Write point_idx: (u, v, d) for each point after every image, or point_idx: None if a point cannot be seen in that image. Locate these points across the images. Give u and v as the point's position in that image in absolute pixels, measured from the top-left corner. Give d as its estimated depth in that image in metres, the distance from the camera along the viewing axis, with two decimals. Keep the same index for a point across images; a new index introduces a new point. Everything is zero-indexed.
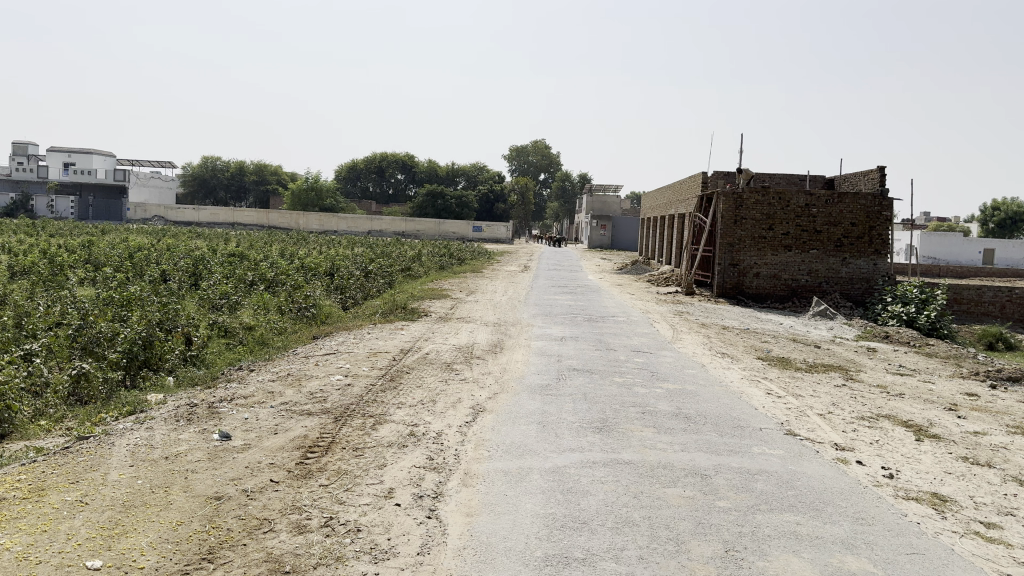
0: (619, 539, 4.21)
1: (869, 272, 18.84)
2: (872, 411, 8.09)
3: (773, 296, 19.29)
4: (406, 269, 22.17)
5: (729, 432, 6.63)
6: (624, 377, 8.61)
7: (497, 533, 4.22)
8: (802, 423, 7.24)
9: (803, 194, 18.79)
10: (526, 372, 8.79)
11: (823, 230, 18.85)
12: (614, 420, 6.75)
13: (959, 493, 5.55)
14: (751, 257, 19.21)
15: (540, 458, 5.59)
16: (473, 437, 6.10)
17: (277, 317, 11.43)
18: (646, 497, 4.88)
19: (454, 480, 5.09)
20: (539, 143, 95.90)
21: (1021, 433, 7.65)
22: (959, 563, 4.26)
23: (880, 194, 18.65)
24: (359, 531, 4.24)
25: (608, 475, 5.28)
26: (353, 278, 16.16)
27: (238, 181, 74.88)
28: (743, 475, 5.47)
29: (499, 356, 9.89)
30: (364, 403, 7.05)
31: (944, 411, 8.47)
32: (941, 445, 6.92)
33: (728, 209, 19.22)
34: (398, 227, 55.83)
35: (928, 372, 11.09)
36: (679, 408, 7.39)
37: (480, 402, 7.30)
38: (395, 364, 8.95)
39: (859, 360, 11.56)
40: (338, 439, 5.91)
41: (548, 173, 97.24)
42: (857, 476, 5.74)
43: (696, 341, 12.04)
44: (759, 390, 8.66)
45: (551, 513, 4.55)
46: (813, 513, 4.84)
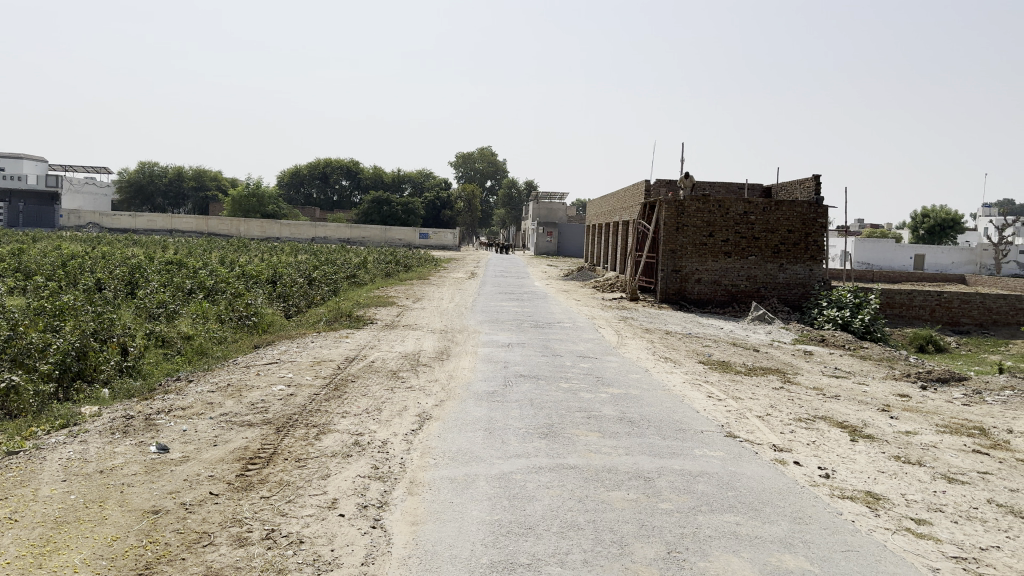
0: (564, 543, 4.23)
1: (805, 277, 19.34)
2: (808, 413, 8.31)
3: (714, 301, 19.62)
4: (351, 276, 21.96)
5: (672, 435, 6.75)
6: (570, 383, 8.66)
7: (442, 541, 4.21)
8: (742, 425, 7.40)
9: (742, 201, 19.21)
10: (472, 379, 8.79)
11: (761, 236, 19.30)
12: (560, 425, 6.80)
13: (892, 491, 5.74)
14: (692, 264, 19.53)
15: (485, 465, 5.59)
16: (419, 445, 6.07)
17: (217, 325, 11.20)
18: (591, 501, 4.92)
19: (399, 488, 5.05)
20: (485, 150, 96.03)
21: (949, 432, 7.95)
22: (891, 558, 4.41)
23: (815, 202, 19.24)
24: (302, 542, 4.18)
25: (554, 480, 5.31)
26: (296, 286, 15.94)
27: (176, 187, 73.29)
28: (685, 477, 5.57)
29: (446, 363, 9.87)
30: (308, 413, 6.94)
31: (877, 412, 8.74)
32: (875, 445, 7.14)
33: (670, 217, 19.54)
34: (343, 234, 55.24)
35: (862, 374, 11.43)
36: (623, 412, 7.47)
37: (426, 409, 7.27)
38: (339, 373, 8.85)
39: (797, 363, 11.86)
40: (280, 450, 5.81)
41: (495, 180, 97.42)
42: (794, 476, 5.89)
43: (640, 346, 12.19)
44: (701, 393, 8.82)
45: (497, 519, 4.55)
46: (752, 513, 4.94)
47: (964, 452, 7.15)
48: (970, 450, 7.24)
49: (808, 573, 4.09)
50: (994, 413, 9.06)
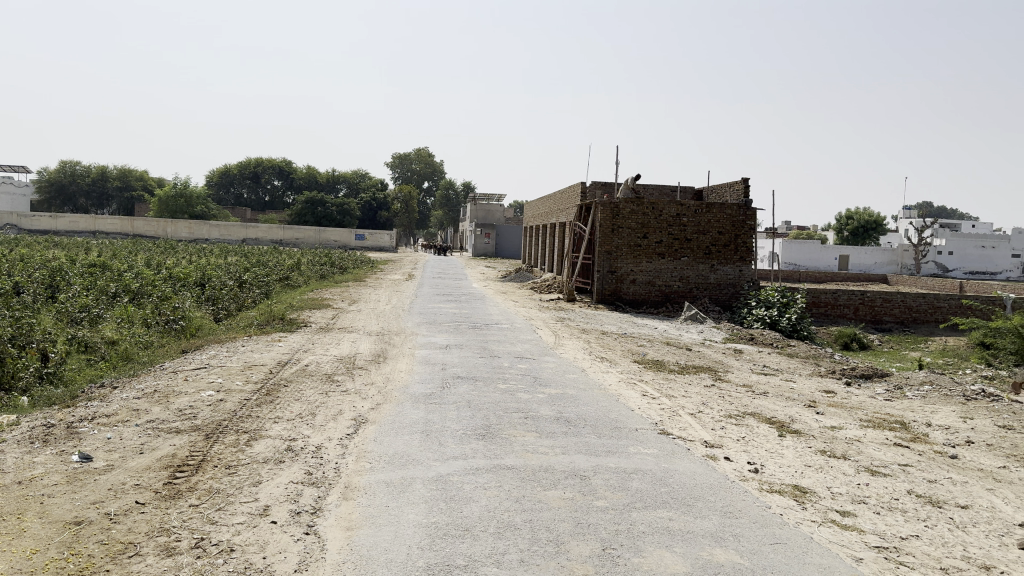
0: (501, 544, 4.24)
1: (735, 278, 19.82)
2: (738, 410, 8.52)
3: (648, 302, 19.94)
4: (284, 278, 21.57)
5: (608, 433, 6.83)
6: (508, 384, 8.68)
7: (377, 545, 4.17)
8: (675, 422, 7.54)
9: (675, 203, 19.57)
10: (409, 381, 8.74)
11: (693, 238, 19.70)
12: (497, 426, 6.82)
13: (818, 485, 5.93)
14: (627, 265, 19.80)
15: (422, 467, 5.57)
16: (355, 449, 6.00)
17: (143, 330, 10.86)
18: (528, 501, 4.94)
19: (334, 494, 4.99)
20: (422, 151, 95.60)
21: (872, 426, 8.25)
22: (817, 550, 4.55)
23: (744, 205, 19.72)
24: (233, 550, 4.09)
25: (491, 481, 5.31)
26: (226, 289, 15.58)
27: (100, 187, 70.86)
28: (619, 475, 5.64)
29: (382, 365, 9.79)
30: (238, 419, 6.79)
31: (803, 407, 9.02)
32: (802, 440, 7.35)
33: (605, 218, 19.76)
34: (275, 235, 54.23)
35: (790, 371, 11.78)
36: (560, 412, 7.53)
37: (362, 413, 7.19)
38: (271, 378, 8.68)
39: (728, 362, 12.14)
40: (209, 457, 5.67)
41: (432, 182, 97.04)
42: (725, 471, 6.03)
43: (577, 346, 12.31)
44: (636, 392, 8.95)
45: (434, 521, 4.53)
46: (685, 508, 5.04)
47: (885, 445, 7.43)
48: (891, 443, 7.53)
49: (739, 566, 4.18)
50: (913, 408, 9.45)
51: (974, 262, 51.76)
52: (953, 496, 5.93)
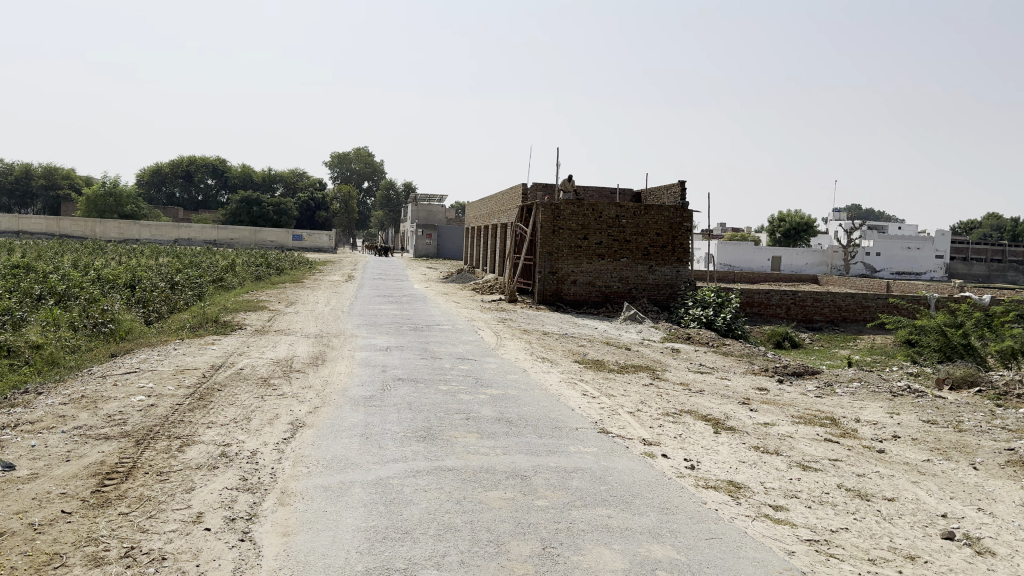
0: (441, 546, 4.23)
1: (672, 278, 20.17)
2: (675, 408, 8.67)
3: (589, 302, 20.12)
4: (218, 280, 21.06)
5: (548, 433, 6.87)
6: (448, 385, 8.65)
7: (315, 550, 4.12)
8: (614, 421, 7.62)
9: (614, 205, 19.80)
10: (349, 384, 8.63)
11: (631, 239, 19.97)
12: (438, 427, 6.79)
13: (751, 480, 6.08)
14: (568, 265, 19.93)
15: (362, 471, 5.51)
16: (292, 454, 5.91)
17: (69, 333, 10.48)
18: (468, 502, 4.94)
19: (270, 499, 4.90)
20: (362, 151, 94.71)
21: (803, 422, 8.50)
22: (750, 544, 4.66)
23: (681, 207, 20.08)
24: (164, 559, 3.99)
25: (431, 483, 5.29)
26: (157, 291, 15.13)
27: (24, 186, 68.23)
28: (560, 474, 5.68)
29: (321, 368, 9.65)
30: (170, 425, 6.61)
31: (738, 405, 9.22)
32: (737, 436, 7.53)
33: (546, 220, 19.86)
34: (209, 235, 53.02)
35: (725, 369, 12.05)
36: (501, 412, 7.55)
37: (299, 417, 7.08)
38: (204, 382, 8.46)
39: (666, 361, 12.34)
40: (140, 464, 5.51)
41: (372, 182, 96.22)
42: (663, 468, 6.13)
43: (518, 347, 12.34)
44: (576, 392, 9.01)
45: (373, 525, 4.49)
46: (624, 505, 5.11)
47: (816, 441, 7.65)
48: (822, 438, 7.76)
49: (675, 562, 4.26)
50: (843, 404, 9.76)
51: (899, 262, 53.78)
52: (880, 489, 6.15)
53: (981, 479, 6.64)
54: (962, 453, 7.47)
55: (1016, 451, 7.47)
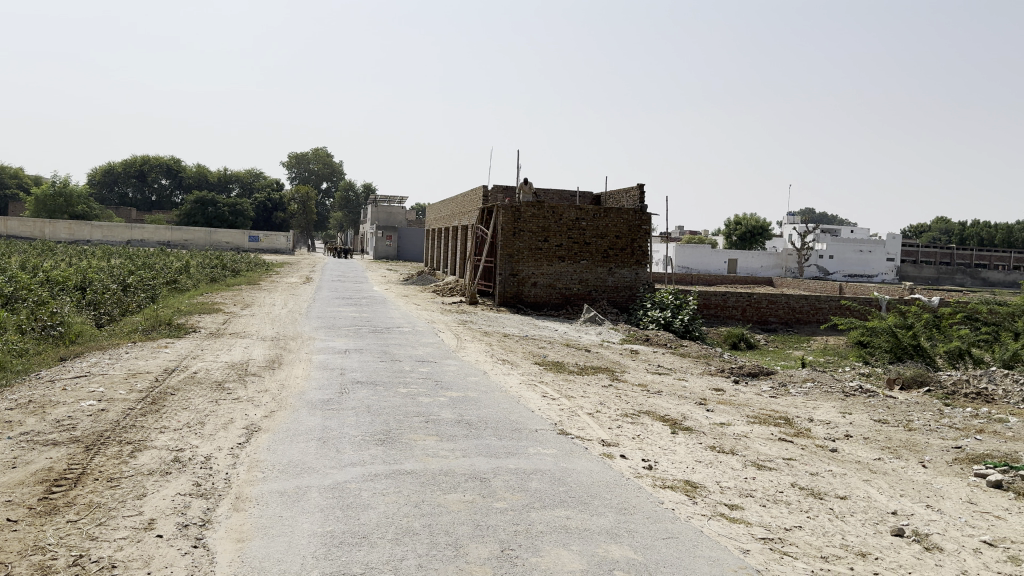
0: (399, 550, 4.21)
1: (631, 280, 20.37)
2: (634, 408, 8.75)
3: (549, 304, 20.21)
4: (172, 282, 20.67)
5: (507, 435, 6.88)
6: (408, 388, 8.61)
7: (270, 556, 4.07)
8: (573, 422, 7.66)
9: (575, 207, 19.89)
10: (306, 388, 8.53)
11: (591, 242, 20.09)
12: (397, 430, 6.75)
13: (708, 479, 6.16)
14: (529, 267, 19.97)
15: (319, 475, 5.46)
16: (247, 459, 5.83)
17: (16, 337, 10.20)
18: (427, 506, 4.92)
19: (224, 505, 4.82)
20: (320, 151, 93.79)
21: (758, 422, 8.64)
22: (705, 542, 4.72)
23: (640, 210, 20.28)
24: (114, 567, 3.90)
25: (389, 486, 5.26)
26: (108, 293, 14.80)
27: None
28: (519, 476, 5.70)
29: (277, 371, 9.54)
30: (121, 430, 6.47)
31: (695, 405, 9.34)
32: (693, 437, 7.62)
33: (507, 222, 19.87)
34: (162, 236, 52.04)
35: (682, 370, 12.20)
36: (461, 415, 7.54)
37: (255, 421, 6.99)
38: (157, 386, 8.31)
39: (624, 362, 12.45)
40: (89, 470, 5.39)
41: (331, 182, 95.39)
42: (621, 468, 6.18)
43: (478, 349, 12.34)
44: (536, 393, 9.05)
45: (330, 530, 4.45)
46: (582, 506, 5.14)
47: (771, 440, 7.78)
48: (776, 438, 7.89)
49: (633, 562, 4.30)
50: (796, 404, 9.93)
51: (851, 266, 55.00)
52: (833, 488, 6.28)
53: (929, 477, 6.82)
54: (912, 451, 7.66)
55: (962, 449, 7.68)
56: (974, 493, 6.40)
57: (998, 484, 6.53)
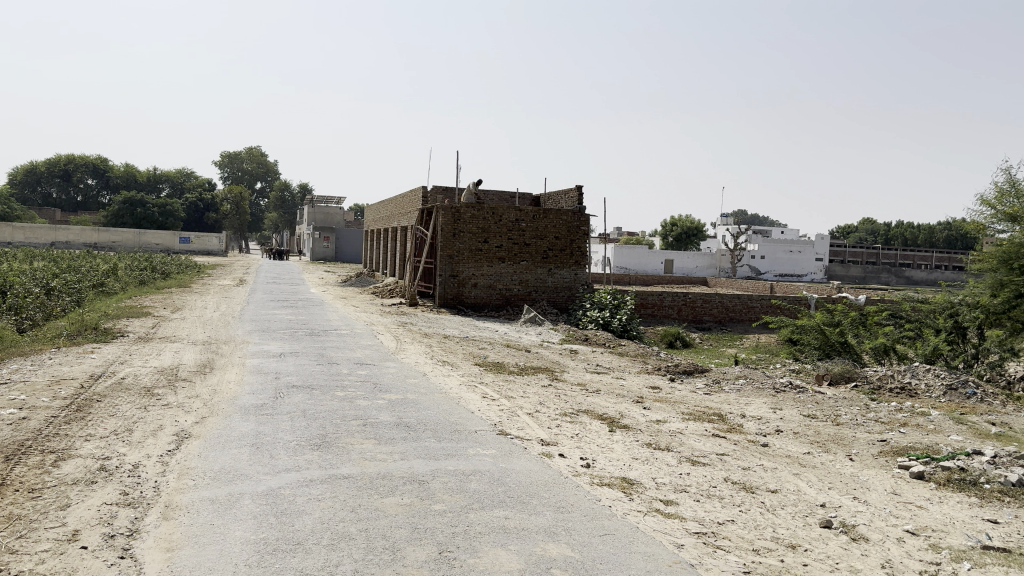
0: (334, 555, 4.17)
1: (570, 281, 20.57)
2: (573, 408, 8.84)
3: (489, 305, 20.22)
4: (98, 285, 19.99)
5: (446, 436, 6.87)
6: (345, 391, 8.51)
7: (200, 565, 3.98)
8: (512, 423, 7.69)
9: (514, 209, 19.97)
10: (239, 393, 8.36)
11: (531, 243, 20.19)
12: (334, 435, 6.67)
13: (644, 476, 6.26)
14: (469, 268, 19.94)
15: (252, 482, 5.36)
16: (176, 467, 5.69)
17: None
18: (364, 510, 4.88)
19: (153, 514, 4.70)
20: (255, 150, 92.03)
21: (693, 419, 8.83)
22: (641, 538, 4.80)
23: (578, 211, 20.50)
24: None
25: (325, 492, 5.20)
26: (29, 296, 14.22)
27: None
28: (458, 477, 5.69)
29: (209, 376, 9.33)
30: (43, 438, 6.24)
31: (632, 403, 9.47)
32: (630, 434, 7.73)
33: (447, 223, 19.79)
34: (88, 237, 50.28)
35: (620, 369, 12.37)
36: (399, 417, 7.49)
37: (185, 428, 6.83)
38: (82, 393, 8.03)
39: (564, 362, 12.56)
40: (9, 481, 5.18)
41: (266, 182, 93.60)
42: (559, 467, 6.23)
43: (418, 350, 12.27)
44: (476, 394, 9.05)
45: (263, 537, 4.38)
46: (521, 506, 5.17)
47: (705, 436, 7.96)
48: (710, 434, 8.06)
49: (570, 559, 4.35)
50: (730, 400, 10.18)
51: (782, 266, 56.54)
52: (764, 482, 6.45)
53: (856, 470, 7.06)
54: (839, 445, 7.92)
55: (886, 442, 7.98)
56: (898, 484, 6.66)
57: (920, 475, 6.81)
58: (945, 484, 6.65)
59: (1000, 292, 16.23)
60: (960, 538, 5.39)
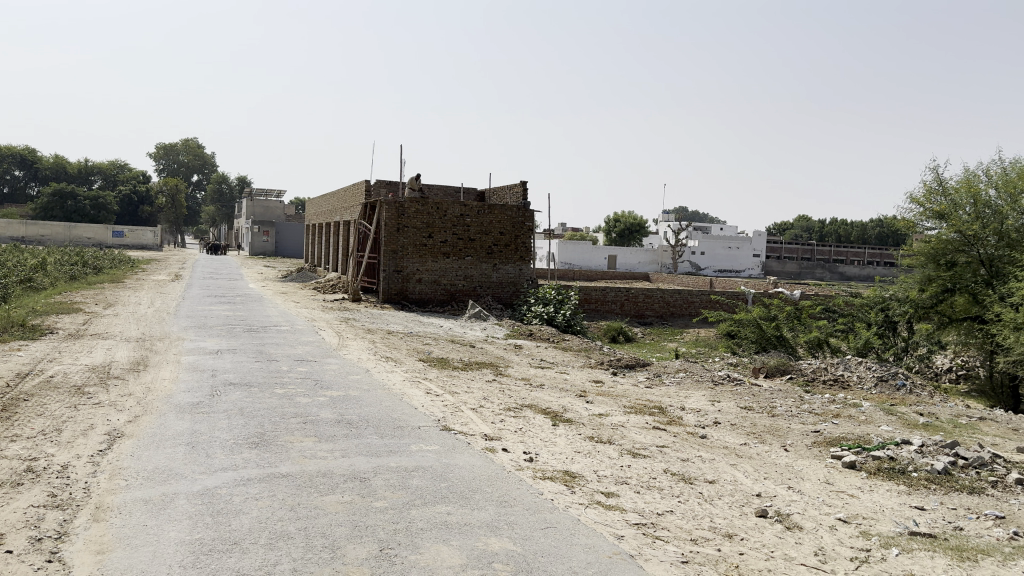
0: (272, 555, 4.11)
1: (515, 276, 20.65)
2: (517, 402, 8.88)
3: (434, 301, 20.14)
4: (26, 280, 19.28)
5: (389, 433, 6.83)
6: (285, 389, 8.39)
7: (132, 567, 3.89)
8: (456, 418, 7.68)
9: (459, 204, 19.90)
10: (174, 391, 8.18)
11: (476, 238, 20.19)
12: (273, 433, 6.58)
13: (586, 469, 6.33)
14: (413, 264, 19.81)
15: (187, 481, 5.25)
16: (108, 467, 5.53)
17: None
18: (303, 509, 4.83)
19: (82, 516, 4.56)
20: (191, 142, 89.89)
21: (635, 412, 8.96)
22: (582, 531, 4.85)
23: (523, 207, 20.56)
24: None
25: (263, 491, 5.12)
26: None
27: None
28: (400, 474, 5.67)
29: (143, 374, 9.09)
30: None
31: (575, 397, 9.54)
32: (573, 428, 7.80)
33: (390, 217, 19.60)
34: (14, 230, 48.41)
35: (564, 364, 12.46)
36: (341, 414, 7.42)
37: (118, 427, 6.65)
38: (8, 392, 7.74)
39: (508, 357, 12.60)
40: None
41: (203, 175, 91.46)
42: (501, 462, 6.25)
43: (361, 347, 12.17)
44: (419, 390, 9.02)
45: (199, 538, 4.30)
46: (463, 501, 5.18)
47: (646, 429, 8.08)
48: (651, 427, 8.20)
49: (512, 553, 4.37)
50: (670, 393, 10.36)
51: (721, 261, 57.82)
52: (702, 472, 6.59)
53: (791, 460, 7.27)
54: (775, 436, 8.13)
55: (820, 433, 8.23)
56: (830, 473, 6.87)
57: (852, 464, 7.03)
58: (875, 473, 6.88)
59: (928, 287, 16.89)
60: (890, 525, 5.59)
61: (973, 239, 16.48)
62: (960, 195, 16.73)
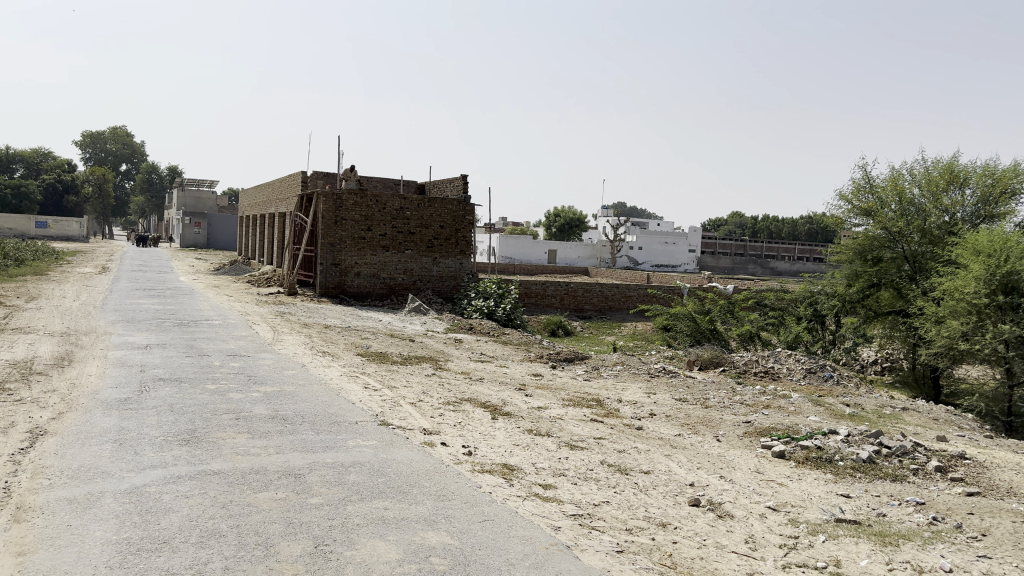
0: (204, 553, 4.04)
1: (455, 270, 20.70)
2: (455, 396, 8.88)
3: (373, 294, 19.94)
4: None
5: (325, 428, 6.76)
6: (218, 384, 8.21)
7: (56, 568, 3.77)
8: (394, 413, 7.64)
9: (398, 197, 19.78)
10: (101, 387, 7.93)
11: (416, 231, 20.12)
12: (204, 429, 6.43)
13: (524, 461, 6.38)
14: (351, 257, 19.55)
15: (114, 480, 5.10)
16: (30, 465, 5.34)
17: None
18: (236, 506, 4.75)
19: (2, 517, 4.39)
20: (120, 130, 87.10)
21: (573, 404, 9.05)
22: (519, 522, 4.89)
23: (464, 200, 20.64)
24: None
25: (193, 488, 5.02)
26: None
27: None
28: (336, 470, 5.61)
29: (68, 369, 8.78)
30: None
31: (515, 391, 9.60)
32: (512, 421, 7.85)
33: (328, 210, 19.23)
34: None
35: (503, 357, 12.51)
36: (276, 410, 7.31)
37: (40, 424, 6.41)
38: None
39: (447, 351, 12.58)
40: None
41: (132, 165, 88.70)
42: (440, 456, 6.25)
43: (297, 341, 11.97)
44: (357, 385, 8.93)
45: (126, 537, 4.19)
46: (400, 496, 5.16)
47: (583, 421, 8.17)
48: (588, 419, 8.29)
49: (449, 547, 4.38)
50: (607, 386, 10.49)
51: (659, 257, 58.78)
52: (638, 463, 6.71)
53: (723, 450, 7.45)
54: (708, 427, 8.31)
55: (751, 423, 8.45)
56: (761, 463, 7.07)
57: (782, 454, 7.24)
58: (803, 462, 7.11)
59: (855, 282, 17.54)
60: (817, 512, 5.79)
61: (898, 236, 17.09)
62: (886, 193, 17.33)
